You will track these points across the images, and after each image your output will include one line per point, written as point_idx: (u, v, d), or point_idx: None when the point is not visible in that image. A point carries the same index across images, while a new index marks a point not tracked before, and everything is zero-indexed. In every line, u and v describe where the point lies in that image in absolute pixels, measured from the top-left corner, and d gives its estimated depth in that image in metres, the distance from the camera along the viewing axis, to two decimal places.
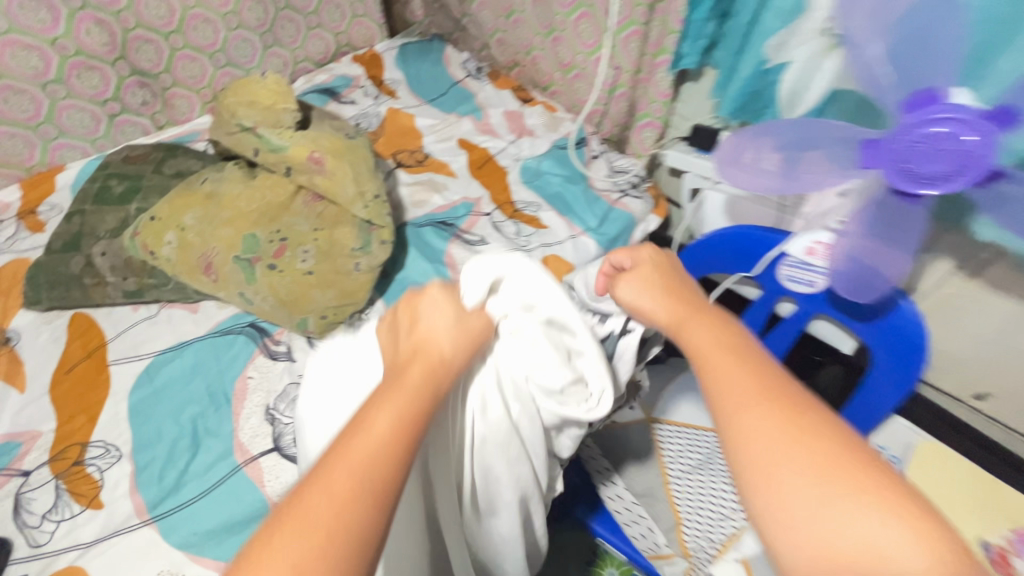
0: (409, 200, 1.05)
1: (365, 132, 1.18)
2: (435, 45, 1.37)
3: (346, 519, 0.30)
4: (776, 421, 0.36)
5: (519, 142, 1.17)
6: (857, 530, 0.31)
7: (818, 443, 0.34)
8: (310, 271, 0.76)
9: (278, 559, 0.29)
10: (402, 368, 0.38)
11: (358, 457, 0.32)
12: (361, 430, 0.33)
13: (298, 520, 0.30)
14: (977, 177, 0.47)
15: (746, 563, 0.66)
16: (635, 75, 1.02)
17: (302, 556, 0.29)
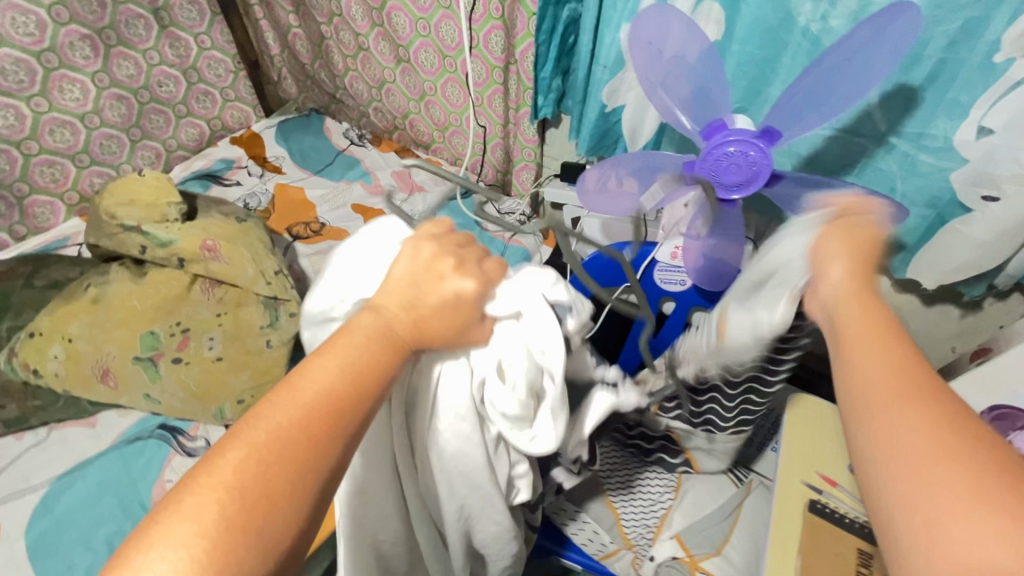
0: (312, 270, 1.06)
1: (255, 211, 1.18)
2: (314, 119, 1.42)
3: (299, 442, 0.33)
4: (919, 426, 0.30)
5: (412, 199, 1.24)
6: (965, 534, 0.27)
7: (969, 461, 0.29)
8: (218, 357, 0.76)
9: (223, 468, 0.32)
10: (389, 328, 0.39)
11: (309, 390, 0.35)
12: (331, 351, 0.37)
13: (260, 435, 0.33)
14: (763, 181, 0.61)
15: (679, 539, 0.73)
16: (505, 126, 1.15)
17: (249, 465, 0.32)
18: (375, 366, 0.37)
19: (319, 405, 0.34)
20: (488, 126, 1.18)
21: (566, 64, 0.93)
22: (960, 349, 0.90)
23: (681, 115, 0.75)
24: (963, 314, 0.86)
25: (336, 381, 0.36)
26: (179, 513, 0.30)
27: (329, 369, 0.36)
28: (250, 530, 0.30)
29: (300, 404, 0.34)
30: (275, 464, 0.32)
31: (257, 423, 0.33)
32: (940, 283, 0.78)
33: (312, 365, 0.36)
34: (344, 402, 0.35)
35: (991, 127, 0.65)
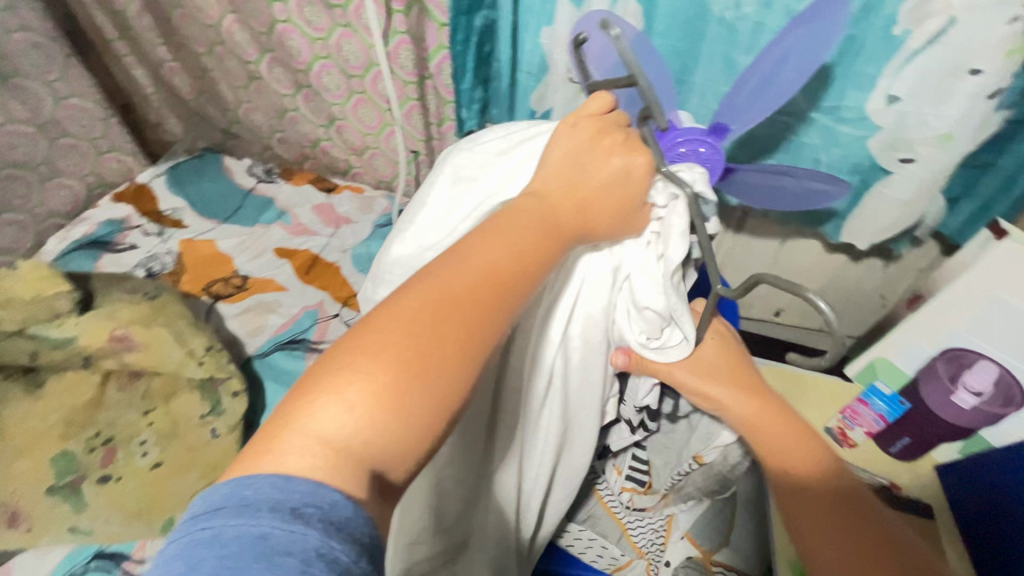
0: (244, 331, 0.94)
1: (161, 275, 1.04)
2: (209, 159, 1.27)
3: (476, 300, 0.36)
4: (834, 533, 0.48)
5: (340, 233, 1.15)
6: None
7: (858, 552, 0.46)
8: (156, 463, 0.65)
9: (405, 310, 0.35)
10: (555, 205, 0.45)
11: (486, 251, 0.39)
12: (501, 221, 0.42)
13: (439, 287, 0.36)
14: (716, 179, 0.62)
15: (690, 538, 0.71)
16: (428, 142, 1.09)
17: (436, 310, 0.35)
18: (534, 251, 0.41)
19: (495, 272, 0.38)
20: (409, 143, 1.11)
21: (487, 72, 0.88)
22: (888, 296, 0.97)
23: None
24: (886, 263, 0.92)
25: (508, 253, 0.40)
26: (368, 345, 0.33)
27: (500, 240, 0.40)
28: (433, 367, 0.33)
29: (476, 269, 0.38)
30: (449, 321, 0.35)
31: (435, 279, 0.37)
32: (872, 242, 0.83)
33: (487, 238, 0.40)
34: (508, 272, 0.39)
35: (898, 95, 0.68)
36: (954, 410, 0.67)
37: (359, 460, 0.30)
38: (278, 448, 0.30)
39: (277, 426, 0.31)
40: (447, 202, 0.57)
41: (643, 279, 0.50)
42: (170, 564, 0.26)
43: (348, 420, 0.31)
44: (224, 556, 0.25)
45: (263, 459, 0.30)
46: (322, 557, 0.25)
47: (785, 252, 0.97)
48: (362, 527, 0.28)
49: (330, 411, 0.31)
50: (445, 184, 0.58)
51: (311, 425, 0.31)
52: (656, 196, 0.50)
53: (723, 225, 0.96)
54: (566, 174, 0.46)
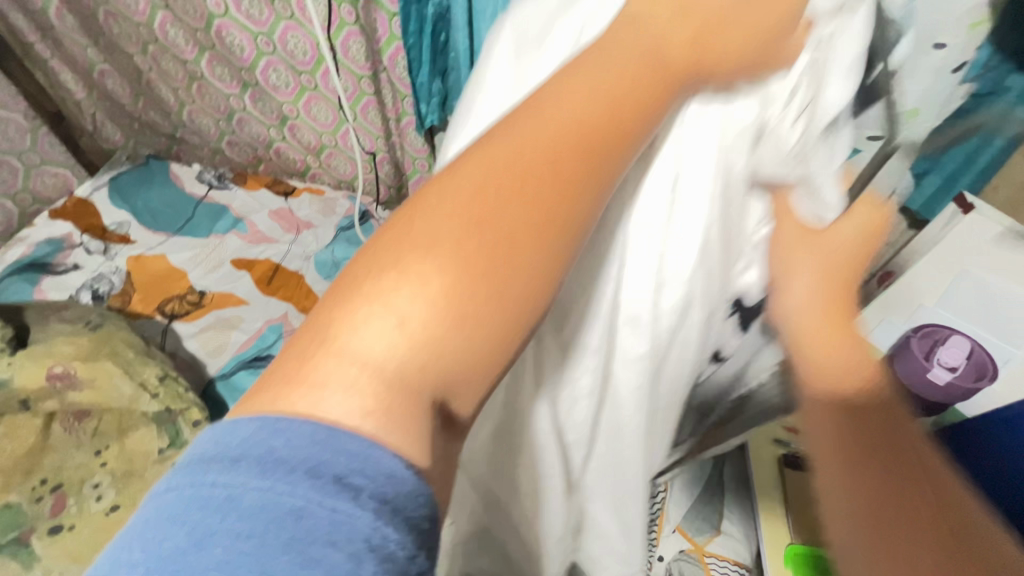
0: (204, 351, 0.89)
1: (109, 296, 0.97)
2: (154, 167, 1.19)
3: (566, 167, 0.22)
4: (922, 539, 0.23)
5: (302, 239, 1.09)
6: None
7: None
8: (112, 507, 0.60)
9: (466, 179, 0.22)
10: (631, 52, 0.23)
11: (575, 84, 0.23)
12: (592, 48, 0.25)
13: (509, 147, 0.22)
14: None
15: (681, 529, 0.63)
16: (388, 139, 1.05)
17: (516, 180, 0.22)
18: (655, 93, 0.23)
19: (587, 128, 0.22)
20: (368, 140, 1.05)
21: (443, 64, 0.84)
22: None
23: None
24: None
25: (603, 95, 0.23)
26: (424, 234, 0.21)
27: (615, 70, 0.23)
28: (523, 257, 0.21)
29: (568, 117, 0.23)
30: (539, 189, 0.22)
31: (512, 128, 0.23)
32: None
33: (587, 66, 0.23)
34: (622, 126, 0.23)
35: None
36: None
37: (422, 374, 0.20)
38: (305, 375, 0.19)
39: (306, 343, 0.20)
40: (510, 77, 0.27)
41: (778, 150, 0.25)
42: (163, 503, 0.17)
43: (400, 346, 0.19)
44: (245, 531, 0.15)
45: (294, 393, 0.18)
46: (377, 553, 0.16)
47: None
48: (424, 507, 0.18)
49: (373, 320, 0.19)
50: (504, 55, 0.27)
51: (356, 347, 0.19)
52: (818, 7, 0.23)
53: None
54: (692, 1, 0.23)
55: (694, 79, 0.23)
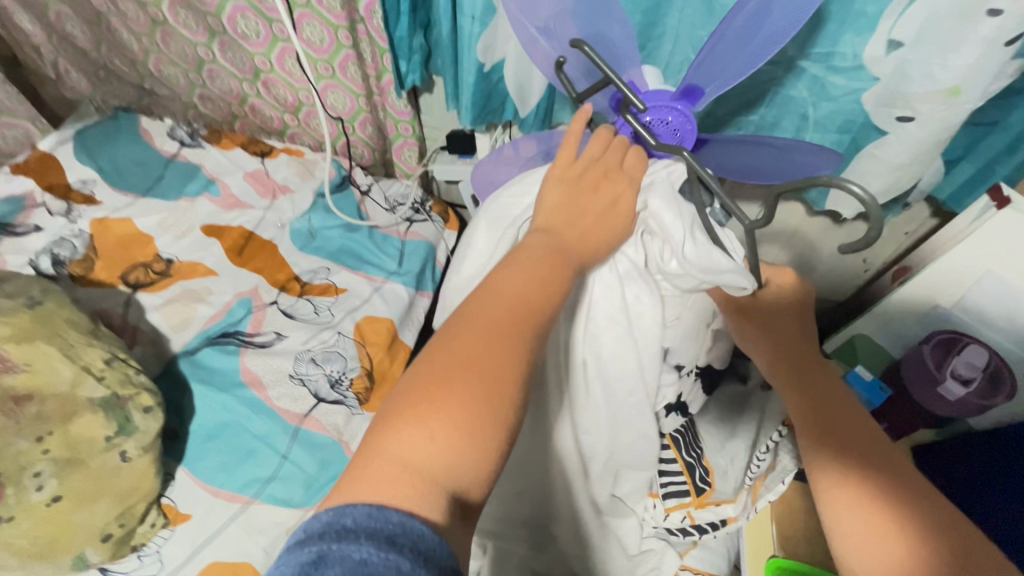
0: (168, 325, 0.83)
1: (70, 262, 0.91)
2: (123, 121, 1.11)
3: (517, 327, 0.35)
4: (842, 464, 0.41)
5: (277, 205, 1.02)
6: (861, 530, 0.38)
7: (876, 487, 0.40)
8: (55, 497, 0.56)
9: (459, 336, 0.35)
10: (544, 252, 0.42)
11: (511, 280, 0.39)
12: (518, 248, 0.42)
13: (479, 308, 0.36)
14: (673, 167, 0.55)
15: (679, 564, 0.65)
16: (370, 97, 0.95)
17: (491, 333, 0.35)
18: (552, 284, 0.39)
19: (527, 303, 0.37)
20: (347, 99, 0.96)
21: (425, 14, 0.75)
22: (871, 261, 0.89)
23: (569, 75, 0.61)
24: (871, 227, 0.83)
25: (528, 286, 0.38)
26: (436, 380, 0.32)
27: (532, 269, 0.40)
28: (498, 384, 0.33)
29: (507, 301, 0.37)
30: (496, 346, 0.34)
31: (478, 304, 0.37)
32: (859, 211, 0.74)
33: (514, 268, 0.40)
34: (540, 302, 0.38)
35: (901, 40, 0.57)
36: (937, 399, 0.61)
37: (436, 482, 0.30)
38: (366, 477, 0.30)
39: (359, 458, 0.31)
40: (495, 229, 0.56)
41: (659, 255, 0.50)
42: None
43: (430, 449, 0.30)
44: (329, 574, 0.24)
45: (358, 486, 0.29)
46: None
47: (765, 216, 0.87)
48: (445, 555, 0.27)
49: (411, 438, 0.30)
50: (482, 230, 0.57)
51: (396, 451, 0.30)
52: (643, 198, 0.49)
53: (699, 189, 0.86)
54: (560, 228, 0.45)
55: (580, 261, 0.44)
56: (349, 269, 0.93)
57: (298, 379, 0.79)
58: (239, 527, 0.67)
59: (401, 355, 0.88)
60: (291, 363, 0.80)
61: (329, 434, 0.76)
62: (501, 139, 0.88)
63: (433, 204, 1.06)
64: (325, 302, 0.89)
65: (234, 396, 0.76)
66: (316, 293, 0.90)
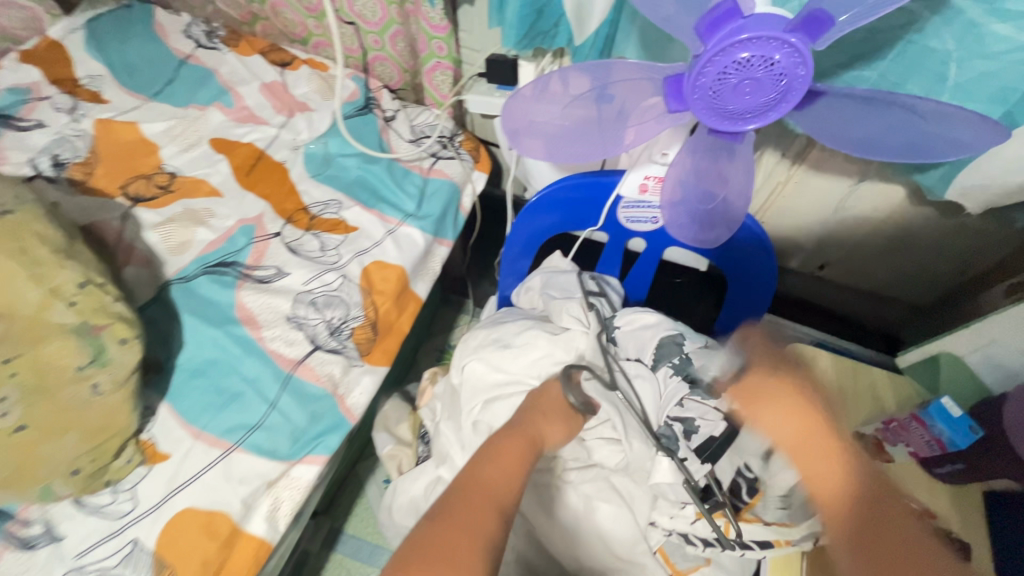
0: (163, 247, 0.77)
1: (70, 164, 0.85)
2: (136, 12, 1.01)
3: (482, 518, 0.43)
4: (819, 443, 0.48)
5: (293, 123, 0.92)
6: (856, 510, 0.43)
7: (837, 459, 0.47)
8: (21, 425, 0.52)
9: (433, 530, 0.42)
10: (500, 446, 0.52)
11: (479, 475, 0.48)
12: (489, 447, 0.52)
13: (464, 493, 0.46)
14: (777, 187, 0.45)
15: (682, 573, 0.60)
16: (402, 6, 0.80)
17: (462, 523, 0.42)
18: (508, 485, 0.48)
19: (488, 496, 0.46)
20: (377, 6, 0.81)
21: None
22: (973, 262, 0.74)
23: (632, 96, 0.58)
24: (988, 226, 0.68)
25: (495, 482, 0.48)
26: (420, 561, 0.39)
27: (504, 458, 0.50)
28: (480, 540, 0.41)
29: (482, 494, 0.46)
30: (462, 531, 0.42)
31: (456, 491, 0.46)
32: (987, 207, 0.59)
33: (480, 463, 0.50)
34: (501, 495, 0.47)
35: None
36: None
37: None
38: None
39: None
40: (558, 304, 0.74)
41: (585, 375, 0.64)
42: None
43: None
44: None
45: None
46: None
47: (853, 196, 0.73)
48: None
49: None
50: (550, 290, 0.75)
51: None
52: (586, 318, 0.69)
53: (778, 153, 0.72)
54: (518, 423, 0.56)
55: (532, 455, 0.53)
56: (363, 205, 0.84)
57: (295, 322, 0.72)
58: (219, 474, 0.62)
59: (410, 308, 0.80)
60: (289, 304, 0.73)
61: (323, 387, 0.70)
62: (549, 68, 0.74)
63: (464, 140, 0.92)
64: (334, 240, 0.80)
65: (225, 332, 0.70)
66: (325, 228, 0.81)
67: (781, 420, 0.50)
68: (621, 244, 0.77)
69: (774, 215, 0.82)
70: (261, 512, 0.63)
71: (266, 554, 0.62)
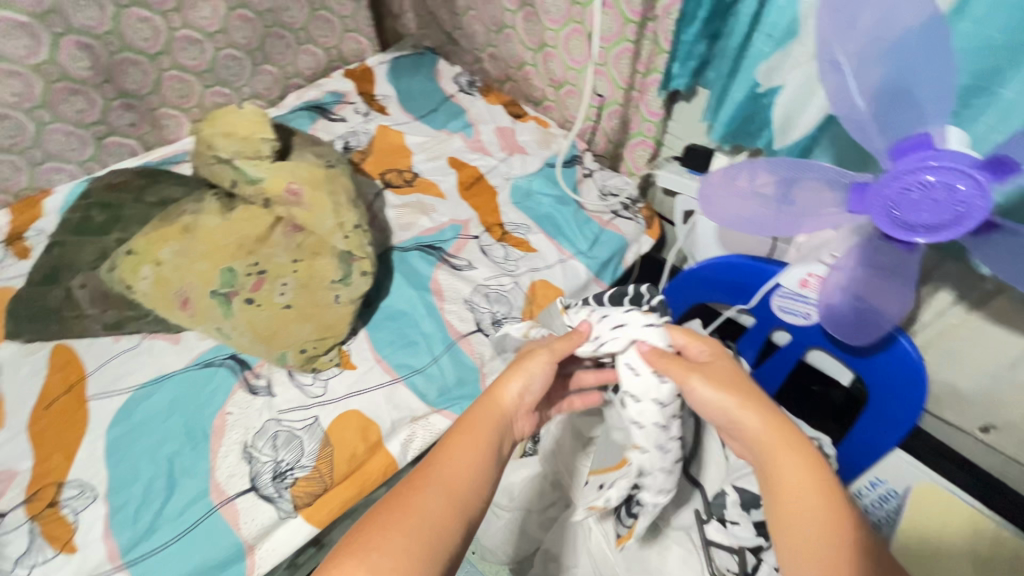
0: (396, 223, 1.01)
1: (354, 150, 1.16)
2: (427, 59, 1.35)
3: (453, 505, 0.44)
4: (819, 510, 0.43)
5: (510, 160, 1.14)
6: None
7: (827, 530, 0.43)
8: (288, 305, 0.75)
9: (407, 513, 0.43)
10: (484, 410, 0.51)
11: (458, 446, 0.48)
12: (475, 421, 0.50)
13: (437, 465, 0.46)
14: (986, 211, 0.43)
15: None
16: (627, 92, 0.98)
17: (436, 509, 0.43)
18: (484, 469, 0.47)
19: (463, 486, 0.45)
20: (607, 88, 1.01)
21: (717, 26, 0.76)
22: None
23: (813, 198, 0.66)
24: None
25: (472, 463, 0.47)
26: (378, 533, 0.41)
27: (478, 431, 0.49)
28: (444, 527, 0.43)
29: (452, 476, 0.45)
30: (426, 509, 0.43)
31: (429, 473, 0.46)
32: None
33: (463, 427, 0.50)
34: (473, 488, 0.46)
35: None
36: None
37: None
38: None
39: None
40: None
41: None
42: None
43: None
44: None
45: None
46: None
47: None
48: None
49: None
50: None
51: None
52: None
53: (955, 293, 0.72)
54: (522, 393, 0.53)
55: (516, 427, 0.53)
56: (547, 234, 1.01)
57: (469, 305, 0.89)
58: (383, 395, 0.79)
59: None
60: (470, 290, 0.91)
61: (474, 361, 0.85)
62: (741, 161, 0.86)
63: (643, 207, 1.05)
64: (516, 254, 0.98)
65: (420, 295, 0.90)
66: (512, 243, 0.99)
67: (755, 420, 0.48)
68: (766, 331, 0.83)
69: (934, 353, 0.80)
70: (400, 438, 0.76)
71: (392, 472, 0.74)
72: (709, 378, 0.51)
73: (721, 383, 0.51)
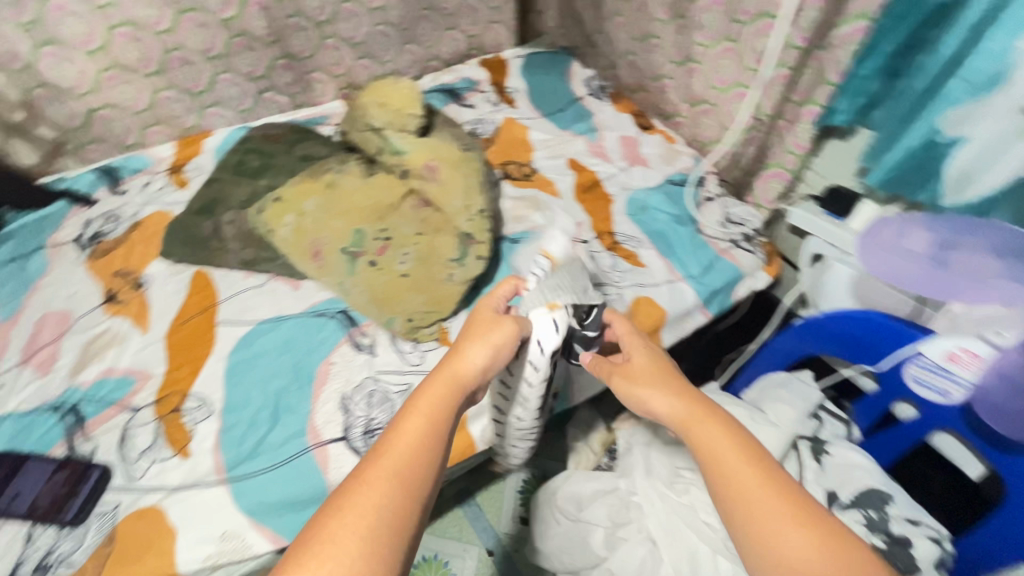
0: (510, 214, 1.02)
1: (480, 137, 1.19)
2: (562, 59, 1.36)
3: (408, 483, 0.43)
4: (756, 482, 0.47)
5: (631, 171, 1.12)
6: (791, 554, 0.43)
7: (775, 502, 0.45)
8: (406, 273, 0.79)
9: (361, 497, 0.41)
10: (429, 385, 0.51)
11: (410, 421, 0.47)
12: (420, 394, 0.49)
13: (391, 444, 0.45)
14: None
15: None
16: (773, 120, 0.93)
17: (390, 491, 0.42)
18: (438, 441, 0.46)
19: (416, 462, 0.44)
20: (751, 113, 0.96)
21: (903, 65, 0.70)
22: None
23: (988, 269, 0.60)
24: None
25: (425, 434, 0.46)
26: (336, 523, 0.40)
27: (425, 400, 0.49)
28: (399, 506, 0.41)
29: (402, 450, 0.44)
30: (387, 490, 0.42)
31: (381, 457, 0.44)
32: None
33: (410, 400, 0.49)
34: (426, 460, 0.44)
35: None
36: None
37: None
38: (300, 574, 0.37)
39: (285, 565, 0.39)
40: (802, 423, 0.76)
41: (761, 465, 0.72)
42: None
43: None
44: None
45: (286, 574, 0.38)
46: None
47: None
48: None
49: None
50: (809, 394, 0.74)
51: None
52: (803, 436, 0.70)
53: None
54: (468, 364, 0.53)
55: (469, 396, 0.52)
56: (658, 252, 0.99)
57: None
58: None
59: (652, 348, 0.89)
60: None
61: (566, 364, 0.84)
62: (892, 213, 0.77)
63: (764, 242, 1.00)
64: (624, 266, 0.96)
65: None
66: (621, 255, 0.98)
67: (671, 404, 0.54)
68: (890, 400, 0.76)
69: None
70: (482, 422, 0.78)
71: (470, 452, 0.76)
72: (642, 379, 0.58)
73: (652, 380, 0.57)
